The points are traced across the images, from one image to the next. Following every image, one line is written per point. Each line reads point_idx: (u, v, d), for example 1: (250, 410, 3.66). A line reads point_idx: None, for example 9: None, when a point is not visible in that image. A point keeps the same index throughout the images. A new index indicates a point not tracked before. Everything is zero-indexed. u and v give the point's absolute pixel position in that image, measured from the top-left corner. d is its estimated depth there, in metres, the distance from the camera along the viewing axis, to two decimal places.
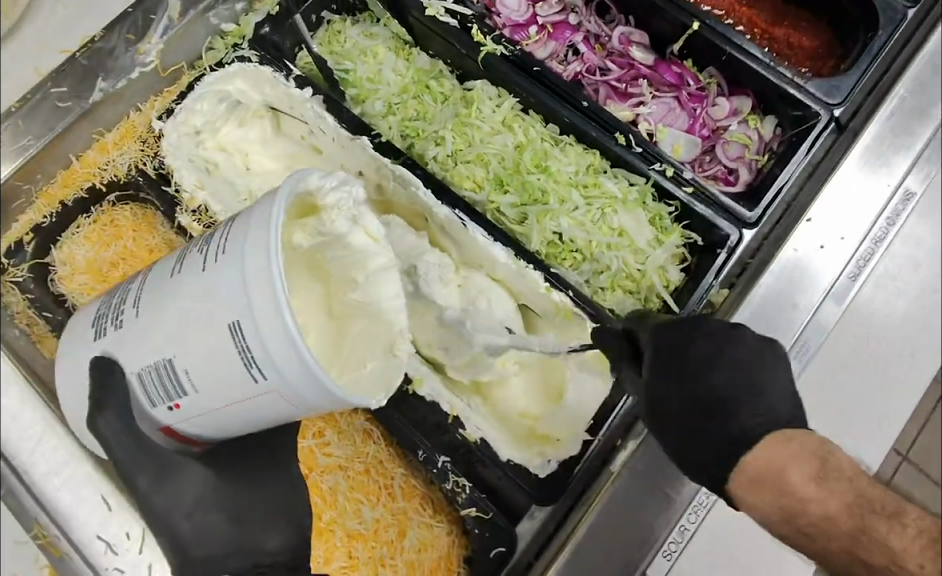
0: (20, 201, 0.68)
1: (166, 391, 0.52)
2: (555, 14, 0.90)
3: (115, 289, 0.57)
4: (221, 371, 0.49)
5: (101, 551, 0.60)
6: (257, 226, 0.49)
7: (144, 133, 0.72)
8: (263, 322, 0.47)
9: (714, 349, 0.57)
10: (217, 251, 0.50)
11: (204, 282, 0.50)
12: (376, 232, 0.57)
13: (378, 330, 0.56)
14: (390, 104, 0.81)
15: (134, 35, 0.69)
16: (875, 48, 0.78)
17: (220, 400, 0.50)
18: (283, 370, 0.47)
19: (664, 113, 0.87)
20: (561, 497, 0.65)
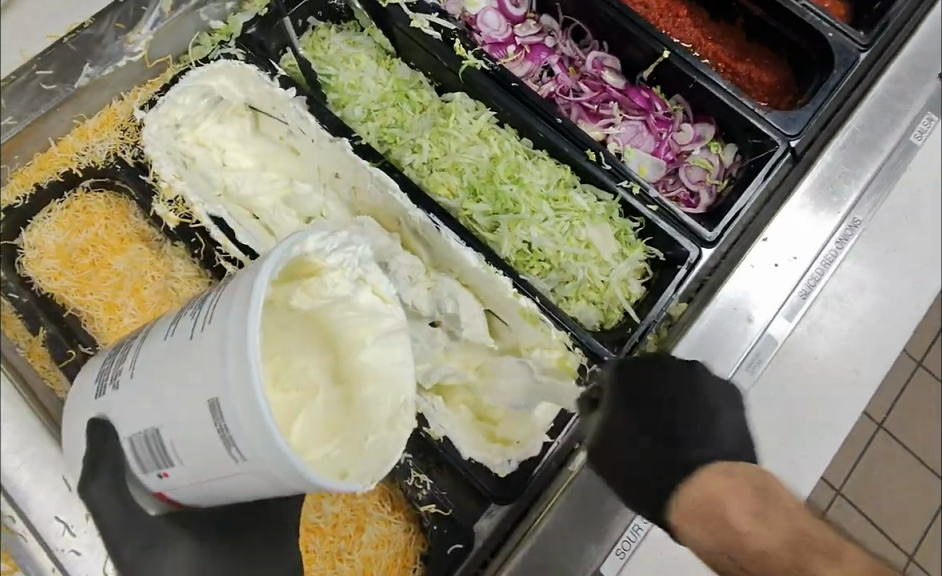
0: None
1: (156, 461, 0.52)
2: (533, 35, 0.94)
3: (119, 346, 0.57)
4: (202, 443, 0.49)
5: (59, 532, 0.58)
6: (239, 297, 0.49)
7: (125, 121, 0.72)
8: (235, 393, 0.47)
9: (676, 396, 0.62)
10: (203, 317, 0.51)
11: (189, 351, 0.50)
12: (387, 292, 0.58)
13: (384, 400, 0.55)
14: (369, 110, 0.83)
15: (124, 25, 0.71)
16: (831, 85, 0.84)
17: (203, 475, 0.50)
18: (259, 453, 0.47)
19: (632, 134, 0.91)
20: (520, 496, 0.66)
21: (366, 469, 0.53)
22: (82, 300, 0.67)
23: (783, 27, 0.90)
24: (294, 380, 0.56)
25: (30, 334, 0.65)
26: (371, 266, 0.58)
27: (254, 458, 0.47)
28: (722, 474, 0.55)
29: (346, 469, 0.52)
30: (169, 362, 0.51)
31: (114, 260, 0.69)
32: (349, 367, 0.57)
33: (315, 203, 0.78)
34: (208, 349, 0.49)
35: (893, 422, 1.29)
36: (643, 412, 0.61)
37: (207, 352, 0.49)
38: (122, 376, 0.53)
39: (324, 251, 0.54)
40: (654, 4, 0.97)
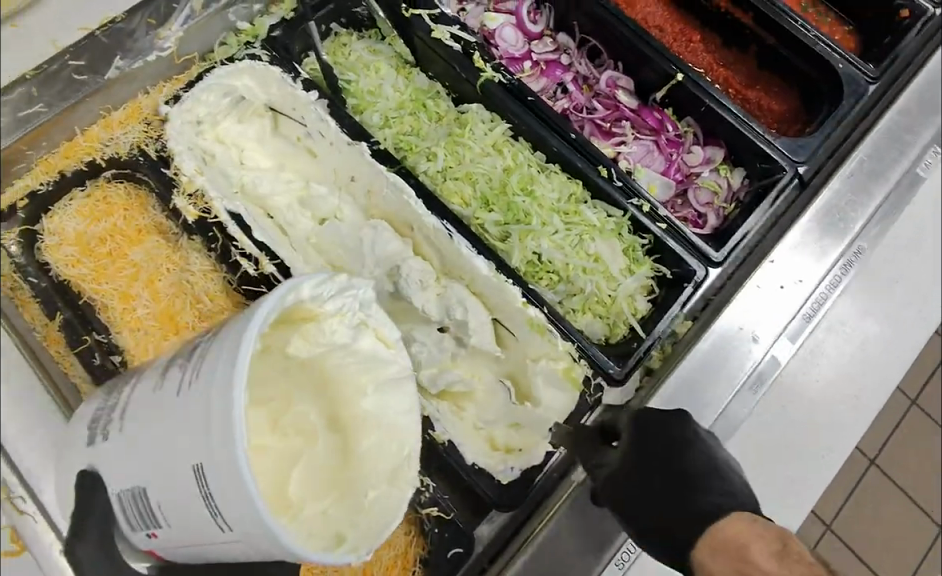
0: (20, 166, 0.69)
1: (142, 518, 0.53)
2: (549, 52, 0.96)
3: (112, 393, 0.58)
4: (189, 510, 0.50)
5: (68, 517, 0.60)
6: (225, 358, 0.50)
7: (149, 115, 0.73)
8: (219, 465, 0.48)
9: (690, 447, 0.67)
10: (191, 372, 0.52)
11: (176, 408, 0.51)
12: (389, 335, 0.60)
13: (385, 455, 0.57)
14: (387, 117, 0.85)
15: (155, 20, 0.73)
16: (839, 114, 0.85)
17: (189, 535, 0.52)
18: (243, 524, 0.48)
19: (643, 154, 0.92)
20: (523, 504, 0.67)
21: (364, 529, 0.54)
22: (98, 289, 0.68)
23: (793, 56, 0.92)
24: (293, 426, 0.58)
25: (46, 319, 0.66)
26: (372, 310, 0.59)
27: (240, 530, 0.49)
28: (752, 522, 0.56)
29: (342, 531, 0.54)
30: (159, 417, 0.52)
31: (131, 251, 0.70)
32: (353, 414, 0.58)
33: (330, 205, 0.79)
34: (192, 411, 0.50)
35: (885, 457, 1.30)
36: (656, 458, 0.66)
37: (195, 409, 0.49)
38: (113, 426, 0.54)
39: (323, 297, 0.55)
40: (669, 28, 0.99)
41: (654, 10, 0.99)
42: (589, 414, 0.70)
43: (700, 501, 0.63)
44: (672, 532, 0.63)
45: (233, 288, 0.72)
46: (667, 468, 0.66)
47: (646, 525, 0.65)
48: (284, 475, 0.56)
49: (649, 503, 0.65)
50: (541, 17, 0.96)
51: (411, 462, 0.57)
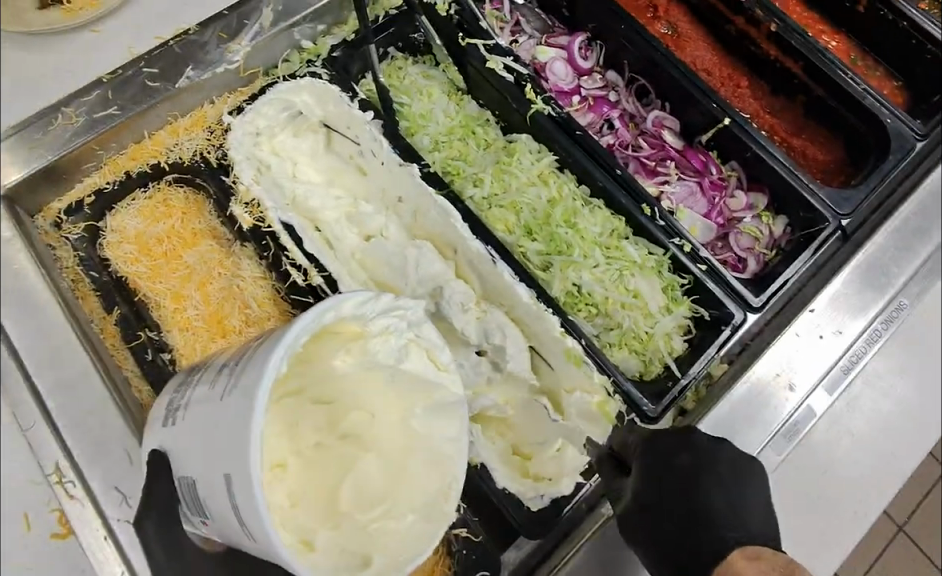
0: (91, 164, 0.74)
1: (195, 509, 0.55)
2: (597, 89, 0.98)
3: (188, 379, 0.60)
4: (224, 513, 0.52)
5: (116, 502, 0.63)
6: (256, 369, 0.52)
7: (213, 124, 0.77)
8: (240, 481, 0.50)
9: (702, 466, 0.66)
10: (235, 377, 0.54)
11: (217, 411, 0.53)
12: (442, 359, 0.60)
13: (427, 481, 0.57)
14: (436, 141, 0.87)
15: (226, 34, 0.77)
16: (885, 170, 0.85)
17: (236, 536, 0.54)
18: (257, 534, 0.50)
19: (686, 195, 0.93)
20: (551, 532, 0.67)
21: (393, 553, 0.55)
22: (152, 287, 0.71)
23: (839, 105, 0.92)
24: (350, 434, 0.58)
25: (104, 312, 0.70)
26: (422, 331, 0.60)
27: (262, 543, 0.51)
28: (758, 558, 0.57)
29: (370, 554, 0.55)
30: (204, 418, 0.54)
31: (186, 254, 0.73)
32: (403, 433, 0.59)
33: (377, 222, 0.80)
34: (225, 422, 0.52)
35: (916, 527, 1.24)
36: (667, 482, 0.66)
37: (228, 420, 0.52)
38: (177, 415, 0.57)
39: (366, 315, 0.57)
40: (716, 72, 1.01)
41: (703, 53, 1.01)
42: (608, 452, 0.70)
43: (711, 535, 0.64)
44: (685, 560, 0.63)
45: (281, 296, 0.73)
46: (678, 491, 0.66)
47: (664, 553, 0.64)
48: (336, 482, 0.57)
49: (662, 530, 0.64)
50: (592, 53, 0.98)
51: (450, 493, 0.57)
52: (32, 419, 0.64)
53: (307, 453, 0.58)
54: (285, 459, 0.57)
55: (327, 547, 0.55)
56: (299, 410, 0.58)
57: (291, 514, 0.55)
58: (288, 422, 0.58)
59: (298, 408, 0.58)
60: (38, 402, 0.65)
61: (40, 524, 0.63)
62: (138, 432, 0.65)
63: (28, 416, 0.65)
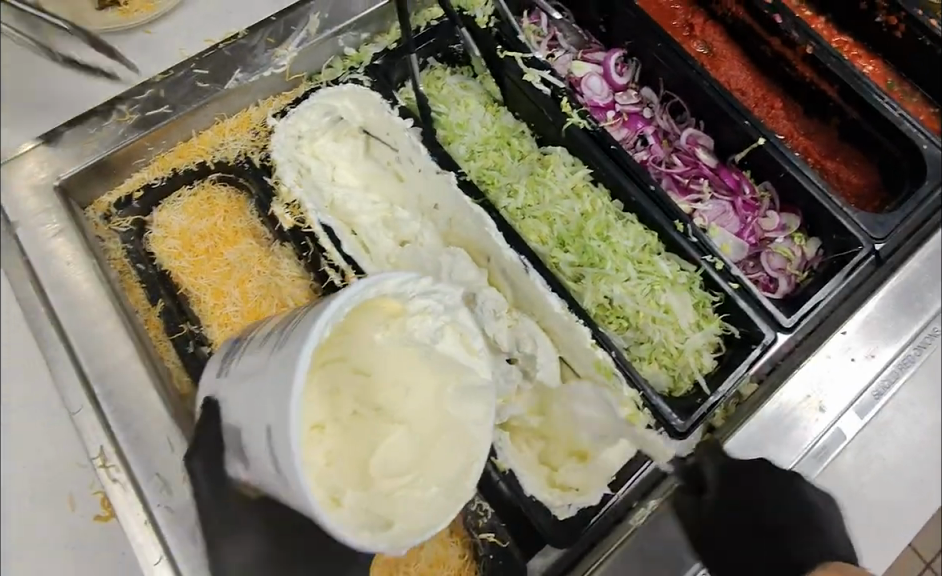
0: (141, 160, 0.78)
1: (237, 452, 0.59)
2: (632, 105, 0.98)
3: (241, 339, 0.63)
4: (263, 464, 0.55)
5: (157, 488, 0.66)
6: (302, 331, 0.53)
7: (258, 126, 0.81)
8: (280, 434, 0.51)
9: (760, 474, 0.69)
10: (281, 338, 0.55)
11: (263, 369, 0.55)
12: (473, 342, 0.61)
13: (453, 459, 0.58)
14: (472, 150, 0.89)
15: (274, 39, 0.81)
16: (922, 195, 0.85)
17: (273, 485, 0.56)
18: (292, 486, 0.51)
19: (718, 213, 0.93)
20: (577, 542, 0.67)
21: (414, 520, 0.55)
22: (194, 282, 0.74)
23: (872, 127, 0.92)
24: (384, 407, 0.60)
25: (148, 304, 0.73)
26: (459, 316, 0.61)
27: (293, 492, 0.52)
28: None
29: (392, 518, 0.55)
30: (252, 373, 0.56)
31: (226, 251, 0.76)
32: (436, 410, 0.60)
33: (411, 229, 0.82)
34: (270, 378, 0.53)
35: None
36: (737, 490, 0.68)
37: (274, 374, 0.53)
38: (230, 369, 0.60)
39: (407, 293, 0.58)
40: (751, 92, 1.02)
41: (737, 73, 1.02)
42: (644, 465, 0.72)
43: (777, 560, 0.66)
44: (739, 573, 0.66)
45: (318, 295, 0.75)
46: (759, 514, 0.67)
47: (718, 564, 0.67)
48: (367, 451, 0.58)
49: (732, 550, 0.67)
50: (627, 70, 0.99)
51: (471, 470, 0.58)
52: (80, 403, 0.67)
53: (343, 420, 0.58)
54: (324, 422, 0.58)
55: (355, 506, 0.54)
56: (338, 378, 0.58)
57: (325, 473, 0.55)
58: (327, 390, 0.58)
59: (337, 375, 0.58)
60: (84, 386, 0.68)
61: (83, 506, 0.67)
62: (179, 421, 0.68)
63: (76, 401, 0.68)
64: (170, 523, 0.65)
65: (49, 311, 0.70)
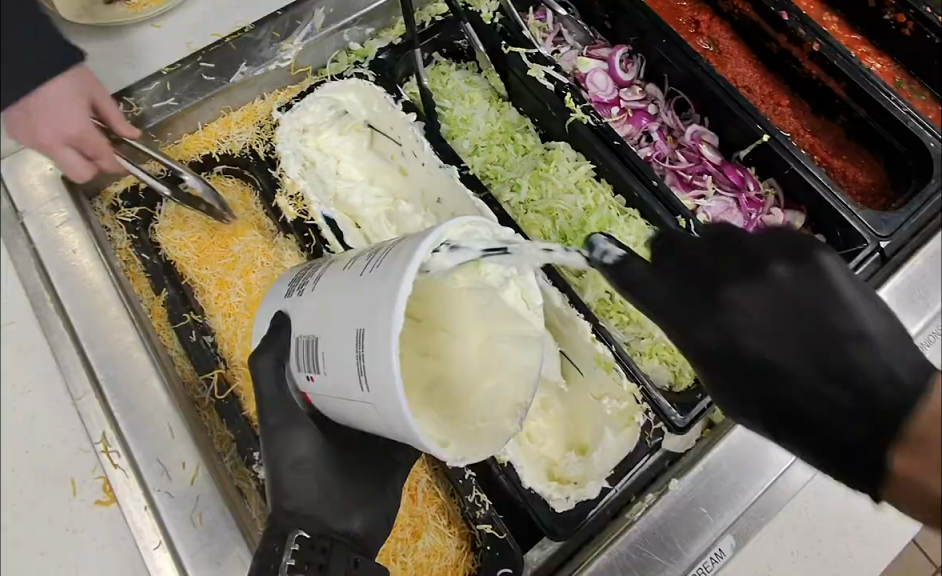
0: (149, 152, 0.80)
1: (308, 363, 0.55)
2: (636, 101, 0.98)
3: (314, 264, 0.61)
4: (344, 367, 0.50)
5: (157, 473, 0.66)
6: (403, 249, 0.50)
7: (263, 119, 0.83)
8: (372, 334, 0.47)
9: (808, 276, 0.42)
10: (377, 257, 0.52)
11: (357, 282, 0.51)
12: (533, 295, 0.57)
13: (499, 396, 0.53)
14: (476, 145, 0.90)
15: (280, 34, 0.82)
16: (927, 193, 0.84)
17: (343, 389, 0.51)
18: (378, 388, 0.47)
19: (722, 210, 0.93)
20: (575, 534, 0.67)
21: (467, 443, 0.51)
22: (199, 272, 0.76)
23: (872, 121, 0.92)
24: (436, 344, 0.56)
25: (152, 293, 0.75)
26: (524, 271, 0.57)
27: (377, 394, 0.47)
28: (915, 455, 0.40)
29: (444, 441, 0.50)
30: (332, 287, 0.54)
31: (232, 242, 0.77)
32: (485, 354, 0.55)
33: (415, 222, 0.80)
34: (366, 287, 0.50)
35: None
36: (790, 320, 0.41)
37: (370, 281, 0.50)
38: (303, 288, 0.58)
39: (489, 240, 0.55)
40: (758, 90, 1.02)
41: (745, 70, 1.02)
42: (644, 459, 0.69)
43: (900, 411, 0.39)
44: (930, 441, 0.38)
45: None
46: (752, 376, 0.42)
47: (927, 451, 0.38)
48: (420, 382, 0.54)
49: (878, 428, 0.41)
50: (632, 66, 0.98)
51: (515, 413, 0.53)
52: (82, 388, 0.69)
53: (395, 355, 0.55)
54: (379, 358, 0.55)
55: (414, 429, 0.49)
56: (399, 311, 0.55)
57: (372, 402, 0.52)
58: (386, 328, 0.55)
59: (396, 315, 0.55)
60: (89, 373, 0.69)
61: (86, 490, 0.69)
62: (181, 408, 0.68)
63: (80, 386, 0.69)
64: (172, 510, 0.65)
65: (55, 297, 0.72)
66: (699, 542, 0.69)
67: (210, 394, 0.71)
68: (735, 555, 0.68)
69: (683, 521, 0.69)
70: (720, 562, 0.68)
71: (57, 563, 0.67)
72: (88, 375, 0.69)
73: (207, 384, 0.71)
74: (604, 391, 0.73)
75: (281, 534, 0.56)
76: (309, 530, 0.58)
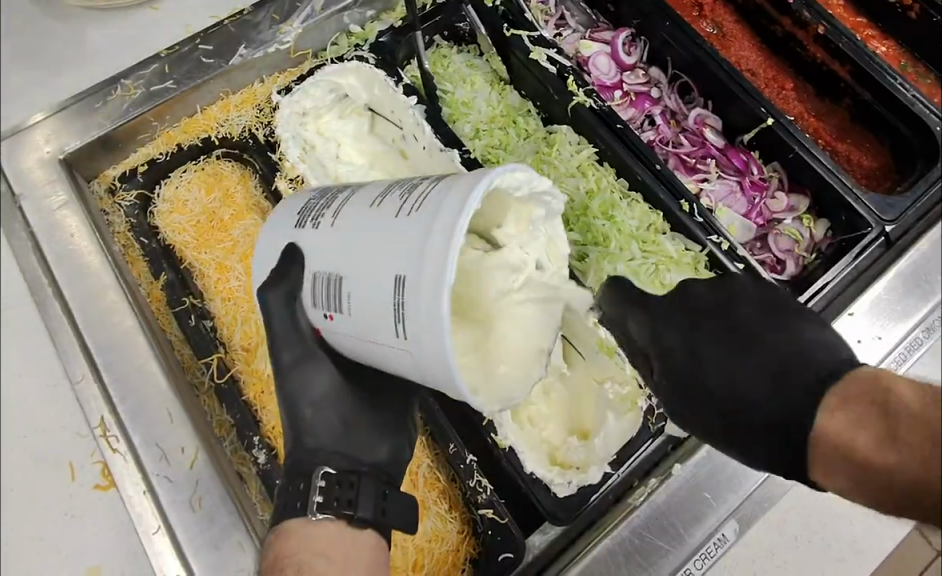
0: (147, 135, 0.80)
1: (329, 300, 0.54)
2: (639, 84, 0.97)
3: (330, 190, 0.59)
4: (377, 312, 0.49)
5: (155, 458, 0.66)
6: (456, 193, 0.47)
7: (262, 102, 0.82)
8: (415, 284, 0.46)
9: (770, 318, 0.52)
10: (415, 198, 0.50)
11: (396, 225, 0.50)
12: (558, 245, 0.58)
13: (517, 336, 0.53)
14: (477, 128, 0.89)
15: (279, 16, 0.82)
16: (932, 176, 0.83)
17: (363, 330, 0.51)
18: (420, 340, 0.46)
19: (725, 193, 0.92)
20: (576, 520, 0.67)
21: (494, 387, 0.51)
22: (198, 256, 0.75)
23: (876, 103, 0.91)
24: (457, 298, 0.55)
25: (151, 277, 0.75)
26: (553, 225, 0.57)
27: (418, 351, 0.47)
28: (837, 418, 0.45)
29: (476, 386, 0.50)
30: (361, 225, 0.52)
31: (232, 227, 0.77)
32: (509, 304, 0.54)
33: None
34: (409, 234, 0.48)
35: None
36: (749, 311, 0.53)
37: (414, 226, 0.48)
38: (323, 221, 0.55)
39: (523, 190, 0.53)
40: (762, 73, 1.00)
41: (749, 54, 1.01)
42: (646, 445, 0.69)
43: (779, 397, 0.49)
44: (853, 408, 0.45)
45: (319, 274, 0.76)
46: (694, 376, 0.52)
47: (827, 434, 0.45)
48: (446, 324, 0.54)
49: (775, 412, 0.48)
50: (636, 49, 0.97)
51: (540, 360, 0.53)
52: (80, 372, 0.69)
53: None
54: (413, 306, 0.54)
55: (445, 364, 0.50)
56: None
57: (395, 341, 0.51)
58: None
59: None
60: (87, 358, 0.69)
61: (84, 474, 0.69)
62: (179, 391, 0.68)
63: (78, 370, 0.69)
64: (171, 495, 0.65)
65: (52, 281, 0.72)
66: (702, 527, 0.68)
67: (210, 377, 0.71)
68: (738, 539, 0.68)
69: (686, 507, 0.69)
70: (724, 549, 0.68)
71: (57, 546, 0.67)
72: (85, 358, 0.69)
73: (207, 367, 0.71)
74: (606, 374, 0.71)
75: (308, 473, 0.61)
76: (335, 465, 0.62)
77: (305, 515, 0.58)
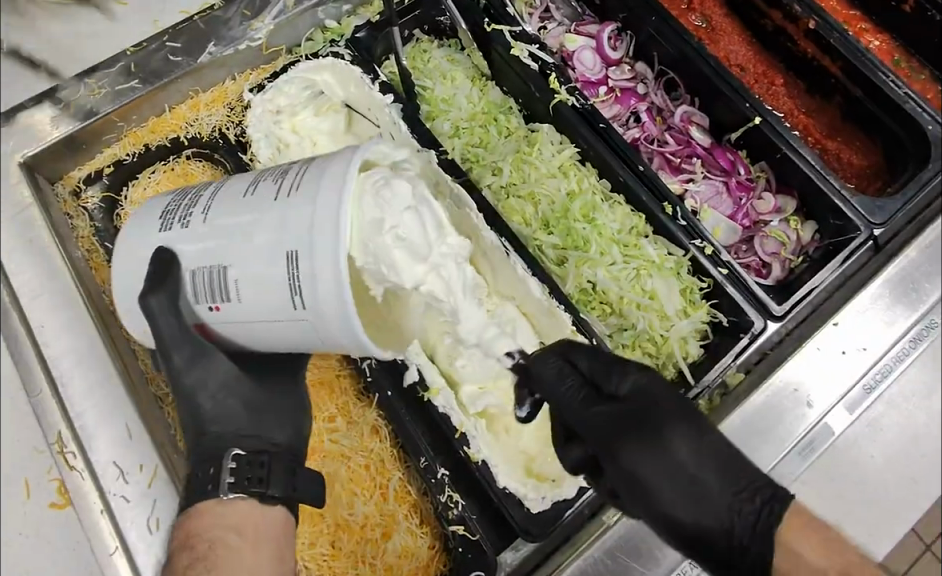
0: (112, 135, 0.77)
1: (211, 293, 0.55)
2: (625, 80, 0.95)
3: (190, 189, 0.59)
4: (272, 291, 0.53)
5: (112, 476, 0.65)
6: (330, 177, 0.53)
7: (234, 101, 0.80)
8: (308, 256, 0.52)
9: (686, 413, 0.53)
10: (288, 183, 0.55)
11: (277, 212, 0.54)
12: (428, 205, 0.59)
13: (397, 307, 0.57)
14: (457, 126, 0.86)
15: (250, 12, 0.79)
16: (923, 178, 0.79)
17: (258, 311, 0.54)
18: (321, 302, 0.52)
19: (712, 194, 0.90)
20: (552, 535, 0.64)
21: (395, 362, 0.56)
22: None
23: (866, 100, 0.88)
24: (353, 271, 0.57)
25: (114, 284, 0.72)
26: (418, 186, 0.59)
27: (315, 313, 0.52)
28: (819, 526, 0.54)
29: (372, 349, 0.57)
30: (241, 211, 0.55)
31: None
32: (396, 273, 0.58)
33: None
34: (295, 211, 0.53)
35: None
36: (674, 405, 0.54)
37: (298, 207, 0.53)
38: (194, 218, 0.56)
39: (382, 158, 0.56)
40: (751, 68, 0.98)
41: (738, 48, 0.98)
42: None
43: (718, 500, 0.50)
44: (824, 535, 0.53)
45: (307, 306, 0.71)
46: (636, 487, 0.52)
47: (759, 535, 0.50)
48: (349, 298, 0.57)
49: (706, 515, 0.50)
50: (621, 43, 0.95)
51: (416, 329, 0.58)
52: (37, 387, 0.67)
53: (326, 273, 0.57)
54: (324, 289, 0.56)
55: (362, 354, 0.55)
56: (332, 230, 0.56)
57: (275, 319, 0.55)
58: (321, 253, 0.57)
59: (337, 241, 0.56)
60: (45, 372, 0.67)
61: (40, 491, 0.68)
62: (140, 407, 0.67)
63: (35, 386, 0.67)
64: (128, 514, 0.64)
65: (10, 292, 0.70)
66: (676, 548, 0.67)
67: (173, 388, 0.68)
68: None
69: None
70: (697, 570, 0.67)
71: (15, 563, 0.67)
72: (43, 372, 0.67)
73: None
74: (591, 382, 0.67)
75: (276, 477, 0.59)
76: (244, 446, 0.62)
77: (216, 495, 0.59)
